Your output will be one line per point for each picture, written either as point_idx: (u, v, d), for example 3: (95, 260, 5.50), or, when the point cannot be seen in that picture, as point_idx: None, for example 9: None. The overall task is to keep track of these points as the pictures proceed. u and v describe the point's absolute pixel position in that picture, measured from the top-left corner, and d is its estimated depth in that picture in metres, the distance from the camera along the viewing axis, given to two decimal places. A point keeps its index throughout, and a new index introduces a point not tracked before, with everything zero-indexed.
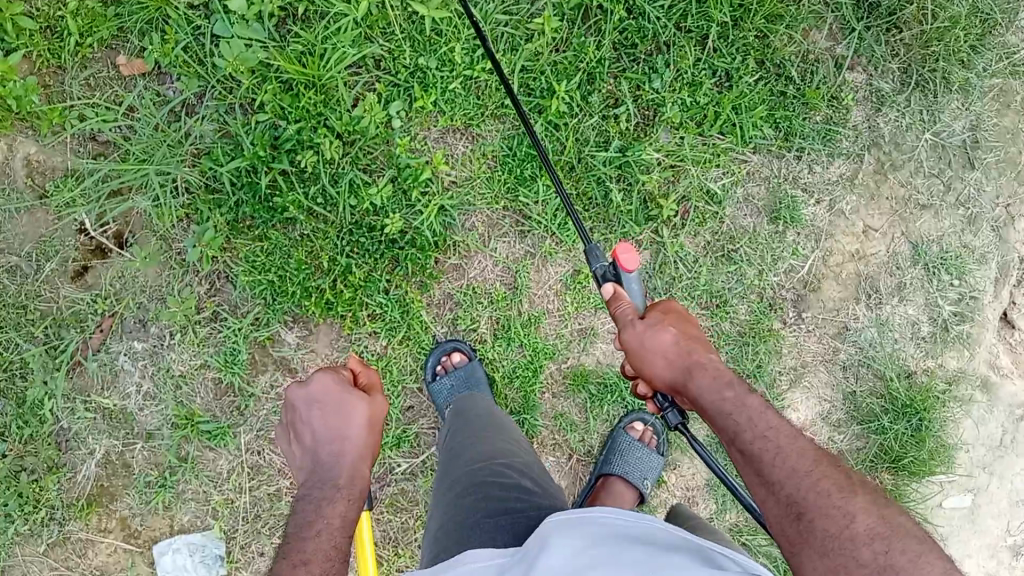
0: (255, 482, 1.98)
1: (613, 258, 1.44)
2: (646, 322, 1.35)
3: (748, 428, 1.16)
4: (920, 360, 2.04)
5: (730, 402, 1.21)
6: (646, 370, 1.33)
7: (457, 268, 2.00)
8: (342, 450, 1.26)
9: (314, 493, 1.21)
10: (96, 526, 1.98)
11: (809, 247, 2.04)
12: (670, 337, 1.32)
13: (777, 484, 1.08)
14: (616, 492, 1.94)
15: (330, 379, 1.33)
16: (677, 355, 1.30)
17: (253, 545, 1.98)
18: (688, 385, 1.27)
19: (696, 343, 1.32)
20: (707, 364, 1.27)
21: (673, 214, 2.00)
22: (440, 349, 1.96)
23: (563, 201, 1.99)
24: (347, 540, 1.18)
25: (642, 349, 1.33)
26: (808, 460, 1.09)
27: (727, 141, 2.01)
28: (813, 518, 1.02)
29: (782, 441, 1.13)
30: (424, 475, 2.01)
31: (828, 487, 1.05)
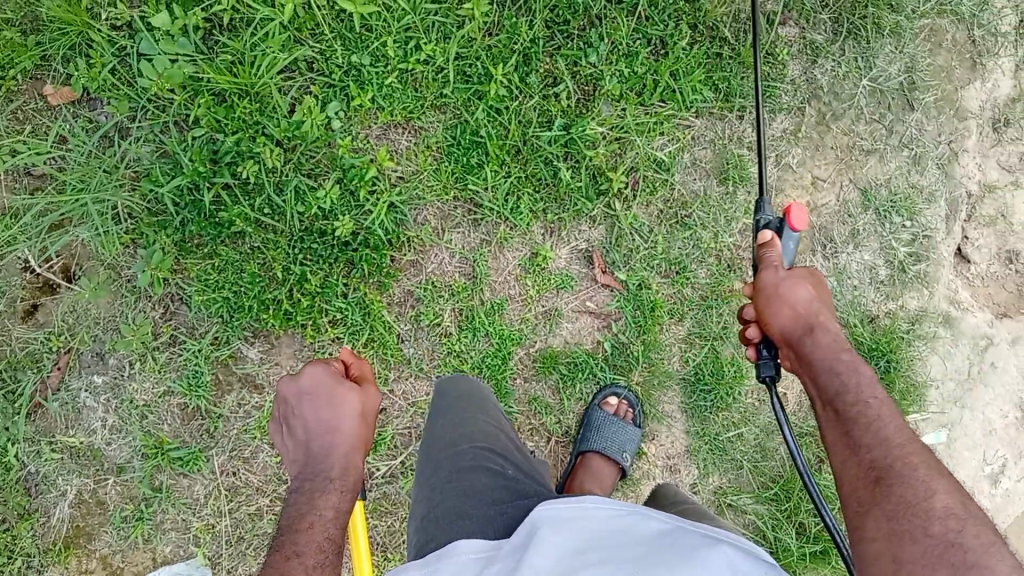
0: (235, 503, 1.94)
1: (783, 214, 1.41)
2: (789, 273, 1.37)
3: (857, 391, 1.21)
4: (881, 303, 2.06)
5: (845, 366, 1.25)
6: (767, 315, 1.35)
7: (414, 264, 1.99)
8: (333, 444, 1.27)
9: (307, 485, 1.23)
10: (77, 568, 1.93)
11: (762, 205, 2.05)
12: (808, 295, 1.34)
13: (867, 447, 1.14)
14: (595, 467, 1.95)
15: (322, 371, 1.33)
16: (808, 312, 1.32)
17: (239, 567, 1.95)
18: (804, 340, 1.31)
19: (829, 309, 1.35)
20: (833, 329, 1.31)
21: (623, 187, 2.01)
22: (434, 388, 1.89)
23: (513, 185, 1.99)
24: (340, 531, 1.21)
25: (774, 294, 1.35)
26: (906, 437, 1.14)
27: (669, 107, 2.01)
28: (896, 484, 1.06)
29: (886, 414, 1.18)
30: (405, 475, 1.99)
31: (916, 462, 1.08)
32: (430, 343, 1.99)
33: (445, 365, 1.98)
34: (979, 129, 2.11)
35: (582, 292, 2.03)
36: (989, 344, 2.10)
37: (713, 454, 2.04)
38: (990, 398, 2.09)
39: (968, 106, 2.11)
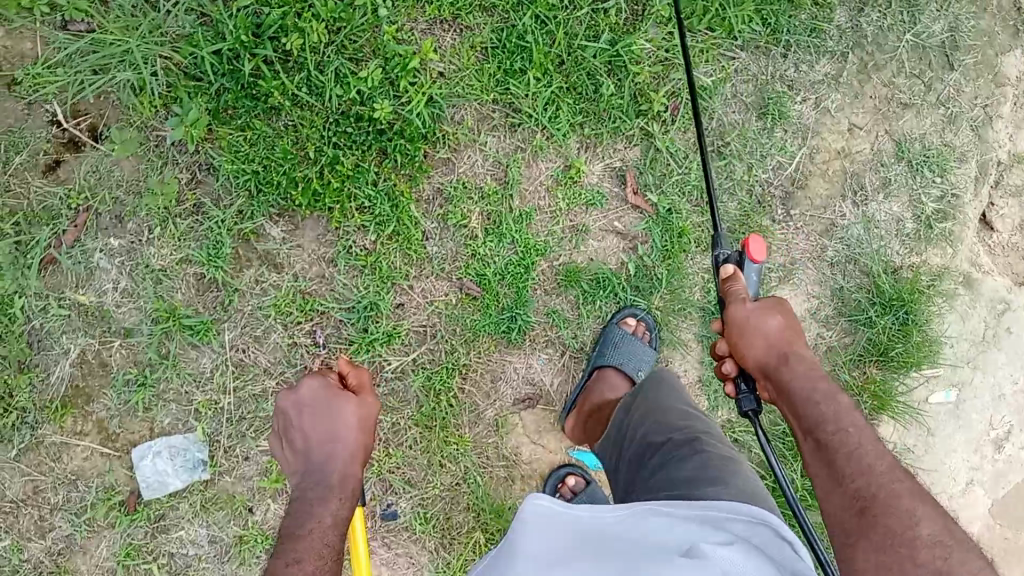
0: (241, 381, 1.94)
1: (742, 245, 1.54)
2: (756, 305, 1.44)
3: (834, 419, 1.27)
4: (905, 256, 2.07)
5: (821, 394, 1.31)
6: (742, 347, 1.41)
7: (447, 162, 1.98)
8: (332, 453, 1.44)
9: (307, 493, 1.39)
10: (71, 428, 1.92)
11: (796, 145, 2.06)
12: (776, 324, 1.42)
13: (847, 476, 1.19)
14: (610, 382, 1.95)
15: (315, 388, 1.51)
16: (780, 341, 1.39)
17: (237, 448, 1.95)
18: (781, 370, 1.36)
19: (795, 338, 1.42)
20: (803, 358, 1.38)
21: (663, 109, 2.00)
22: (556, 477, 2.00)
23: (553, 95, 1.97)
24: (340, 534, 1.36)
25: (745, 326, 1.41)
26: (886, 463, 1.19)
27: (716, 35, 2.01)
28: (877, 513, 1.11)
29: (864, 442, 1.23)
30: (414, 373, 1.96)
31: (897, 490, 1.13)
32: (454, 243, 1.97)
33: (468, 267, 1.97)
34: (1015, 98, 2.14)
35: (612, 211, 2.01)
36: (1006, 308, 2.11)
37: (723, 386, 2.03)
38: (1002, 364, 2.10)
39: (1006, 73, 2.13)
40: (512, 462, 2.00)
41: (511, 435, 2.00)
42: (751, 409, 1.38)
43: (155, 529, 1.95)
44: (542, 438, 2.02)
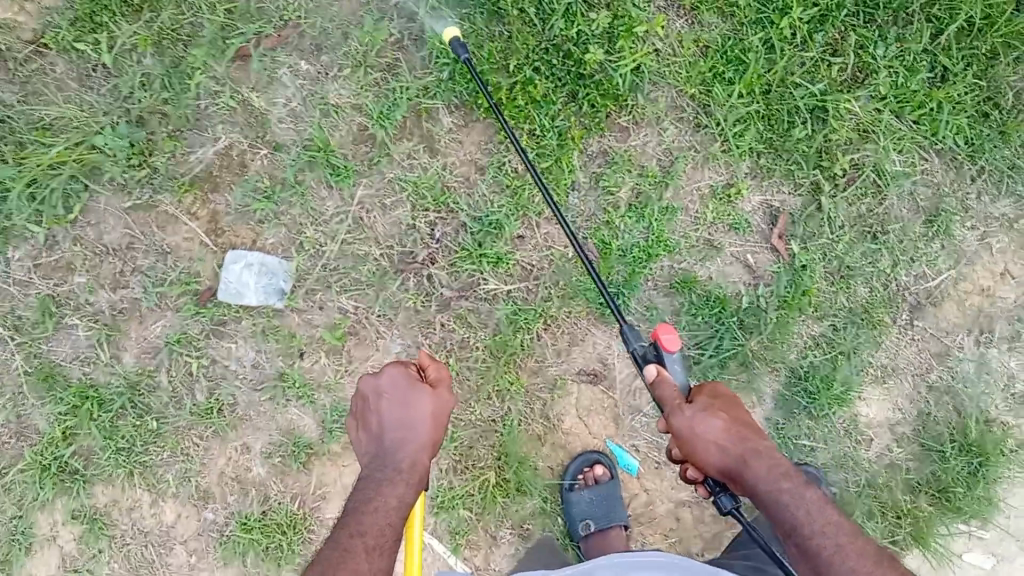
0: (350, 236, 1.98)
1: (656, 337, 1.50)
2: (695, 408, 1.41)
3: (810, 520, 1.30)
4: (1001, 413, 2.03)
5: (788, 494, 1.33)
6: (700, 457, 1.39)
7: (624, 131, 2.01)
8: (402, 440, 1.37)
9: (375, 475, 1.35)
10: (187, 207, 1.99)
11: (947, 264, 2.04)
12: (719, 425, 1.40)
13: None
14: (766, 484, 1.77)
15: (396, 376, 1.43)
16: (730, 444, 1.38)
17: (317, 294, 1.99)
18: (746, 472, 1.37)
19: (743, 431, 1.41)
20: (761, 452, 1.38)
21: (841, 173, 2.00)
22: (585, 459, 1.98)
23: (748, 115, 1.99)
24: (401, 518, 1.30)
25: (692, 437, 1.39)
26: (867, 562, 1.25)
27: (919, 131, 2.02)
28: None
29: (841, 539, 1.28)
30: (504, 302, 1.99)
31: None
32: (594, 205, 2.00)
33: (597, 231, 1.99)
34: None
35: (751, 243, 2.02)
36: None
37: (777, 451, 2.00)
38: None
39: None
40: (551, 427, 2.01)
41: (562, 401, 2.01)
42: (732, 506, 1.39)
43: (211, 330, 1.99)
44: (588, 418, 2.01)
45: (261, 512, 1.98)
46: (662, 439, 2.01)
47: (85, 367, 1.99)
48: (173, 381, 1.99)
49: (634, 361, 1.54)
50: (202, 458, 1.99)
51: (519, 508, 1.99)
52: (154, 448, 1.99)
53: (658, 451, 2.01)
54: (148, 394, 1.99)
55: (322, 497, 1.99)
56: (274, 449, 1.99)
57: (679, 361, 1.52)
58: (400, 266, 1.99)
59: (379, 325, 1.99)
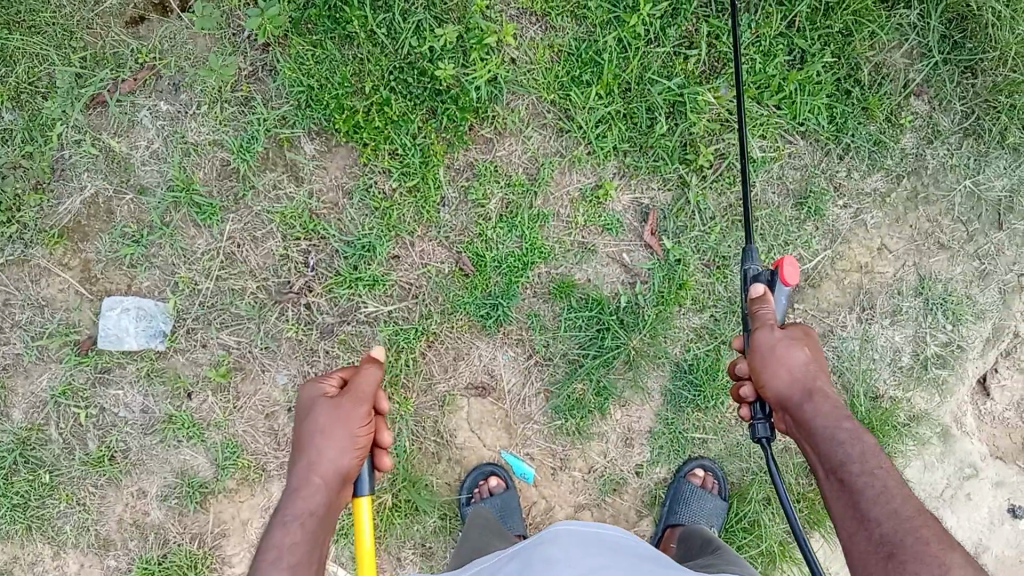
0: (225, 272, 1.99)
1: (779, 265, 1.46)
2: (783, 334, 1.40)
3: (860, 460, 1.21)
4: (890, 388, 2.04)
5: (846, 434, 1.25)
6: (764, 377, 1.37)
7: (488, 142, 2.02)
8: (316, 462, 1.24)
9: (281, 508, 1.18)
10: (59, 258, 2.00)
11: (822, 245, 2.06)
12: (803, 356, 1.36)
13: (874, 521, 1.13)
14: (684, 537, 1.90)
15: (314, 389, 1.38)
16: (803, 375, 1.34)
17: (198, 333, 2.00)
18: (804, 405, 1.31)
19: (825, 373, 1.37)
20: (829, 394, 1.32)
21: (707, 165, 2.02)
22: (479, 471, 1.99)
23: (608, 115, 2.01)
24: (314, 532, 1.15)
25: (769, 356, 1.37)
26: (913, 508, 1.12)
27: (781, 115, 2.03)
28: (905, 558, 1.06)
29: (889, 483, 1.17)
30: (384, 323, 2.00)
31: (926, 537, 1.07)
32: (466, 218, 2.01)
33: (470, 244, 2.00)
34: None
35: (624, 242, 2.03)
36: (972, 474, 2.04)
37: (670, 446, 2.01)
38: (953, 527, 2.03)
39: None
40: (444, 442, 2.01)
41: (453, 416, 2.02)
42: (766, 437, 1.40)
43: (96, 378, 1.99)
44: (480, 430, 2.02)
45: (162, 555, 1.98)
46: (557, 444, 2.01)
47: None
48: (62, 433, 1.99)
49: (746, 281, 1.53)
50: (98, 507, 1.99)
51: (420, 527, 2.00)
52: (50, 501, 1.99)
53: (553, 456, 2.02)
54: (39, 448, 1.99)
55: (221, 533, 1.99)
56: (168, 491, 1.99)
57: (787, 294, 1.49)
58: (278, 297, 2.00)
59: (263, 358, 2.00)
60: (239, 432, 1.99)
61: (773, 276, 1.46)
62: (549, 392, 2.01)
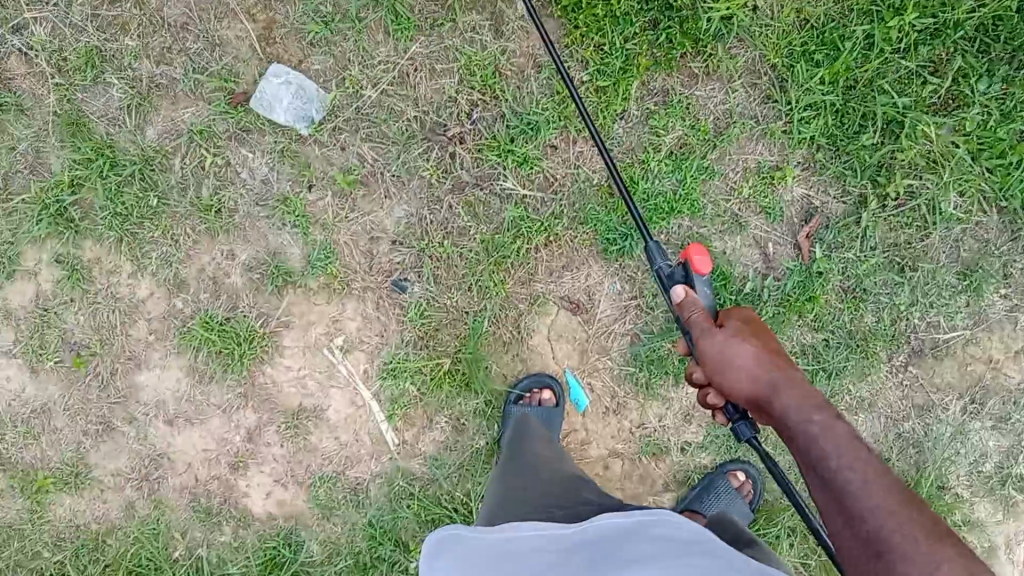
0: (392, 89, 1.98)
1: (687, 260, 1.47)
2: (726, 334, 1.35)
3: (837, 454, 1.13)
4: (960, 485, 1.97)
5: (817, 425, 1.18)
6: (728, 383, 1.32)
7: (693, 77, 1.94)
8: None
9: None
10: (250, 7, 2.00)
11: (965, 323, 1.95)
12: (750, 350, 1.31)
13: (859, 518, 1.04)
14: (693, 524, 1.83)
15: None
16: (760, 369, 1.29)
17: (342, 134, 2.00)
18: (772, 402, 1.27)
19: (779, 359, 1.31)
20: (794, 381, 1.26)
21: (892, 196, 1.91)
22: (536, 380, 1.98)
23: (821, 105, 1.90)
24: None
25: (719, 361, 1.32)
26: (895, 498, 1.05)
27: (990, 180, 1.91)
28: (893, 558, 0.98)
29: (867, 472, 1.09)
30: (515, 203, 1.97)
31: (913, 531, 0.99)
32: (636, 139, 1.94)
33: (630, 167, 1.94)
34: None
35: (775, 233, 1.95)
36: None
37: (723, 439, 1.98)
38: None
39: None
40: (519, 338, 2.00)
41: (537, 318, 2.00)
42: (749, 436, 1.36)
43: (235, 133, 2.02)
44: (556, 342, 2.01)
45: (225, 318, 2.03)
46: (620, 387, 2.00)
47: (110, 127, 2.03)
48: (184, 169, 2.03)
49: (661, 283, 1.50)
50: (188, 250, 2.04)
51: (461, 403, 2.01)
52: (149, 225, 2.04)
53: (612, 398, 2.00)
54: (158, 173, 2.03)
55: (285, 323, 2.03)
56: (256, 264, 2.02)
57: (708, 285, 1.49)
58: (429, 134, 1.98)
59: (390, 184, 2.00)
60: (341, 241, 2.01)
61: (685, 269, 1.47)
62: (636, 337, 1.99)
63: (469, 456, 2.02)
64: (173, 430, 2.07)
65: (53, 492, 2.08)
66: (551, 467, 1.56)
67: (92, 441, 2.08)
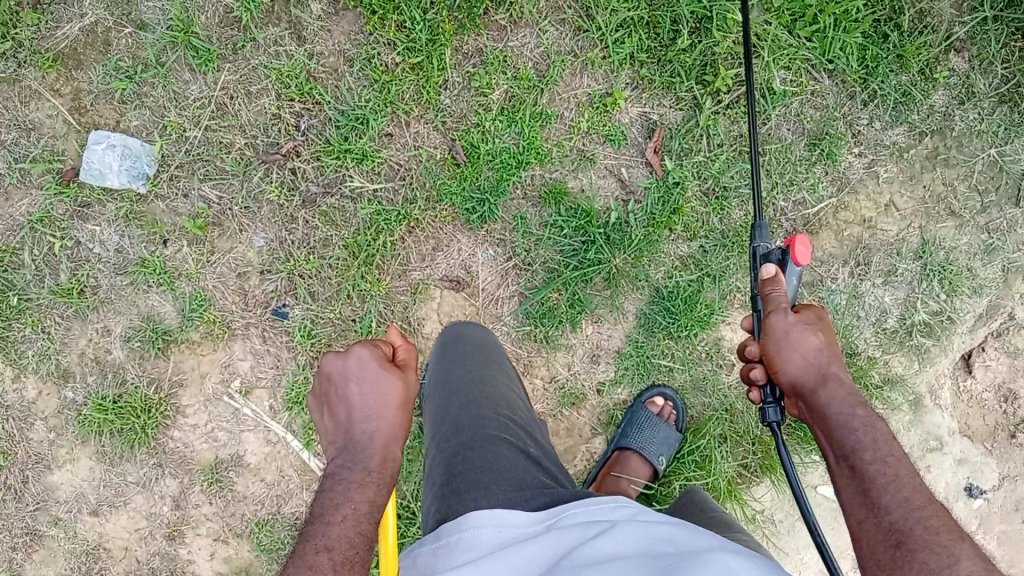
0: (215, 124, 1.96)
1: (789, 243, 1.35)
2: (798, 319, 1.27)
3: (873, 449, 1.11)
4: (869, 347, 1.99)
5: (860, 420, 1.15)
6: (776, 362, 1.25)
7: (502, 30, 1.94)
8: (375, 430, 1.18)
9: (343, 477, 1.14)
10: (51, 83, 1.97)
11: (829, 191, 1.98)
12: (817, 342, 1.24)
13: (884, 509, 1.04)
14: (629, 465, 1.92)
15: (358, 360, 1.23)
16: (818, 360, 1.22)
17: (180, 181, 1.98)
18: (817, 392, 1.20)
19: (840, 360, 1.25)
20: (846, 380, 1.21)
21: (723, 90, 1.94)
22: None
23: (630, 21, 1.92)
24: (373, 525, 1.13)
25: (781, 341, 1.25)
26: (923, 496, 1.04)
27: (811, 47, 1.94)
28: (914, 546, 0.98)
29: (900, 472, 1.08)
30: (367, 200, 1.96)
31: (934, 526, 0.99)
32: (465, 106, 1.94)
33: (466, 133, 1.94)
34: None
35: (625, 156, 1.96)
36: (936, 446, 2.00)
37: (635, 369, 1.98)
38: None
39: None
40: (411, 329, 1.99)
41: (423, 305, 1.99)
42: (775, 422, 1.29)
43: (75, 211, 1.99)
44: (448, 323, 2.00)
45: (118, 394, 1.99)
46: (522, 349, 1.99)
47: None
48: (35, 259, 1.99)
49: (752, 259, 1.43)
50: (62, 338, 2.00)
51: None
52: (16, 326, 2.00)
53: (516, 361, 1.99)
54: (11, 271, 1.99)
55: (179, 383, 1.99)
56: (133, 333, 1.99)
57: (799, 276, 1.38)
58: (264, 157, 1.97)
59: (242, 217, 1.98)
60: (209, 286, 1.99)
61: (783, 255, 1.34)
62: (523, 296, 1.98)
63: None
64: (101, 520, 2.02)
65: None
66: (506, 417, 1.43)
67: (24, 553, 2.04)
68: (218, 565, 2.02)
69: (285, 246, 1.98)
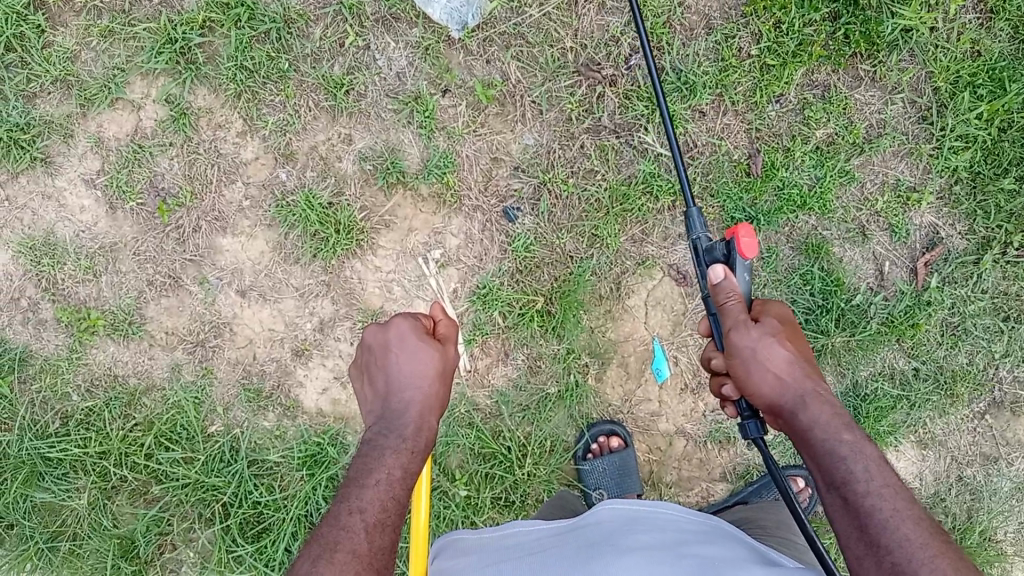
0: (554, 16, 1.94)
1: (731, 235, 1.29)
2: (760, 330, 1.24)
3: (866, 477, 1.04)
4: (1004, 540, 1.98)
5: (847, 446, 1.09)
6: (749, 384, 1.22)
7: (856, 79, 1.92)
8: (411, 399, 1.21)
9: (377, 437, 1.16)
10: None
11: None
12: (784, 355, 1.21)
13: (885, 547, 0.97)
14: None
15: (399, 330, 1.28)
16: (793, 378, 1.19)
17: (492, 46, 1.94)
18: (797, 412, 1.16)
19: (811, 371, 1.22)
20: (823, 395, 1.17)
21: (1016, 244, 1.92)
22: (598, 430, 1.97)
23: (972, 138, 1.90)
24: (405, 492, 1.12)
25: (749, 360, 1.21)
26: (925, 531, 0.97)
27: None
28: None
29: (898, 504, 1.01)
30: (648, 160, 1.95)
31: (942, 569, 0.91)
32: (785, 126, 1.92)
33: (773, 151, 1.91)
34: None
35: (896, 252, 1.94)
36: None
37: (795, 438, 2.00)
38: None
39: None
40: (617, 294, 1.96)
41: (640, 279, 1.97)
42: (757, 436, 1.25)
43: (383, 18, 1.95)
44: (652, 309, 1.98)
45: (329, 202, 1.95)
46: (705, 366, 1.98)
47: None
48: (321, 40, 1.95)
49: (694, 253, 1.36)
50: (306, 123, 1.95)
51: (543, 345, 1.96)
52: (270, 88, 1.95)
53: (693, 376, 1.99)
54: (295, 37, 1.95)
55: (386, 223, 1.96)
56: (371, 155, 1.95)
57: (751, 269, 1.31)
58: (581, 69, 1.95)
59: (527, 109, 1.95)
60: (464, 153, 1.95)
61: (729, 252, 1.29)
62: None
63: (535, 399, 1.97)
64: (243, 302, 1.98)
65: (100, 335, 1.99)
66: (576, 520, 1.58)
67: (155, 292, 1.99)
68: (324, 402, 2.00)
69: (552, 158, 1.95)
